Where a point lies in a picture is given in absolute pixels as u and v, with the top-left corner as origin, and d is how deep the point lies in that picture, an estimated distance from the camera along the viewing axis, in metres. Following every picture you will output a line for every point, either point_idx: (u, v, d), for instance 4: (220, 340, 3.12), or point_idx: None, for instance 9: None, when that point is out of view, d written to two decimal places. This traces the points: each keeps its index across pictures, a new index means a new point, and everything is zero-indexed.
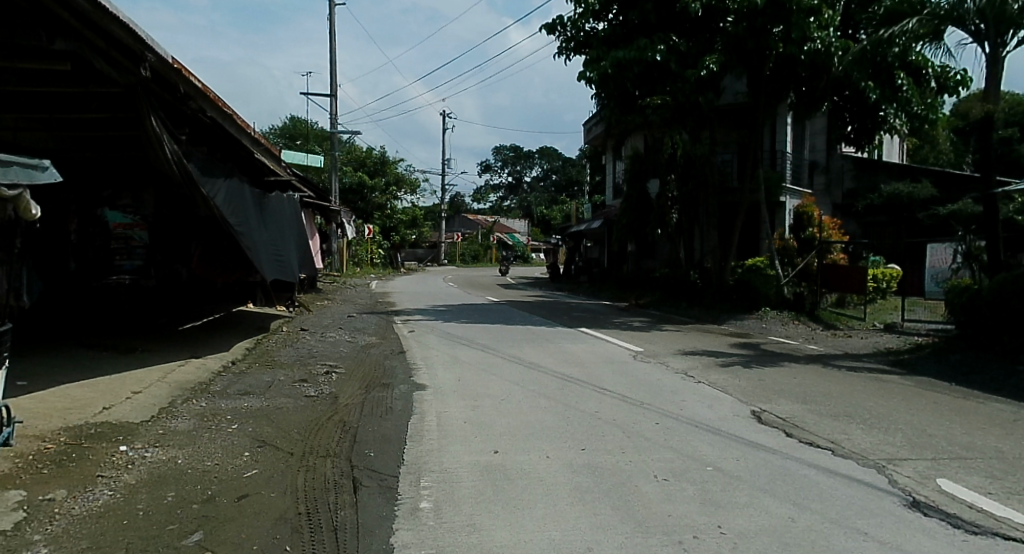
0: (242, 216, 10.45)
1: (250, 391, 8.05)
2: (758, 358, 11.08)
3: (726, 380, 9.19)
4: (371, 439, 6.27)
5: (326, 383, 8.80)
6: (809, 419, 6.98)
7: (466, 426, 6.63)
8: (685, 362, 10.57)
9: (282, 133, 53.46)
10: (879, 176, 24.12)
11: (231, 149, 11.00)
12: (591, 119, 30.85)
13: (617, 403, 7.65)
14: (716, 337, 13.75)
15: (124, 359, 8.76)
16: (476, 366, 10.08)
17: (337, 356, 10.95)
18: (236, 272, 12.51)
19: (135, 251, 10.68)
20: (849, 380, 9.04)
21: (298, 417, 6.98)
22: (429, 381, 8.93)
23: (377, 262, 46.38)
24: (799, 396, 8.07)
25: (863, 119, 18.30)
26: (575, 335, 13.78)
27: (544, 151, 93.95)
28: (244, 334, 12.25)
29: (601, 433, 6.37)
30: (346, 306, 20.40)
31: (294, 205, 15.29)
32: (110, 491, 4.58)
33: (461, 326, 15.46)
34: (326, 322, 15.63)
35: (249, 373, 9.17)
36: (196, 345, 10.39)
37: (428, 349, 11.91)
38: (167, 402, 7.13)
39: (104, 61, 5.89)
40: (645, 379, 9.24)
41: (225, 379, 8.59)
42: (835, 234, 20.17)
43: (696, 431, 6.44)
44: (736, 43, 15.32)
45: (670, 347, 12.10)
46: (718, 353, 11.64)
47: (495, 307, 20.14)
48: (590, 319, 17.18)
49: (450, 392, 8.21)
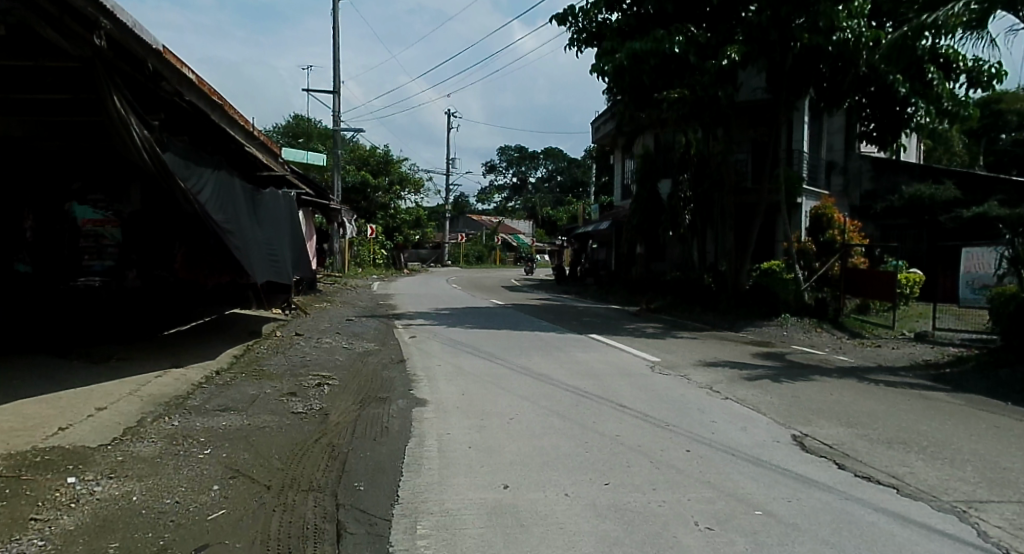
0: (231, 214, 9.67)
1: (231, 407, 7.26)
2: (785, 371, 10.25)
3: (756, 396, 8.37)
4: (362, 468, 5.45)
5: (317, 396, 8.01)
6: (859, 446, 6.16)
7: (471, 453, 5.81)
8: (709, 375, 9.74)
9: (285, 131, 52.79)
10: (898, 177, 23.34)
11: (218, 141, 10.23)
12: (601, 117, 30.06)
13: (640, 425, 6.83)
14: (737, 346, 12.91)
15: (96, 369, 7.99)
16: (481, 378, 9.29)
17: (331, 365, 10.17)
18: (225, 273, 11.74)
19: (106, 250, 10.06)
20: (893, 398, 8.21)
21: (281, 441, 6.16)
22: (429, 396, 8.12)
23: (380, 262, 45.64)
24: (842, 417, 7.25)
25: (888, 115, 17.45)
26: (585, 343, 12.96)
27: (549, 152, 93.23)
28: (233, 340, 11.47)
29: (626, 464, 5.55)
30: (345, 308, 19.63)
31: (289, 203, 14.51)
32: (40, 541, 3.77)
33: (465, 331, 14.65)
34: (322, 326, 14.83)
35: (234, 385, 8.37)
36: (180, 353, 9.61)
37: (430, 358, 11.11)
38: (136, 420, 6.34)
39: (52, 30, 5.08)
40: (667, 394, 8.43)
41: (206, 392, 7.79)
42: (856, 237, 19.27)
43: (736, 462, 5.62)
44: (758, 34, 14.50)
45: (689, 357, 11.28)
46: (742, 364, 10.80)
47: (501, 311, 19.34)
48: (600, 325, 16.36)
49: (452, 410, 7.39)
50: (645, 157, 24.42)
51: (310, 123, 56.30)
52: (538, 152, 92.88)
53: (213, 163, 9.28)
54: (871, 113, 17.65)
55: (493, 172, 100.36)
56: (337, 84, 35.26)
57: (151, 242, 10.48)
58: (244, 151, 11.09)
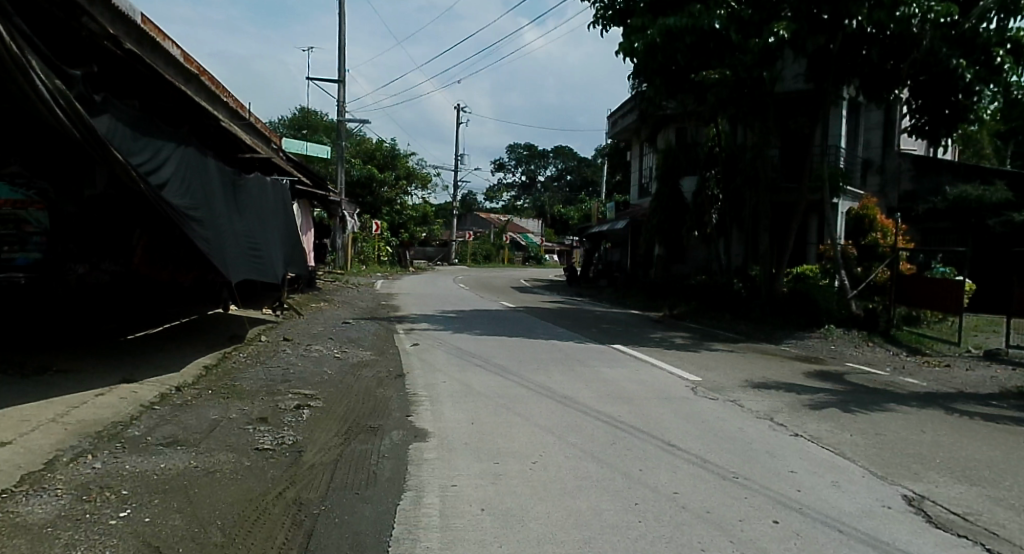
0: (201, 200, 8.24)
1: (180, 440, 5.71)
2: (852, 398, 8.68)
3: (833, 433, 6.78)
4: (333, 547, 3.88)
5: (292, 425, 6.46)
6: (1003, 519, 4.55)
7: (485, 521, 4.25)
8: (764, 402, 8.17)
9: (290, 123, 51.43)
10: (942, 176, 21.88)
11: (188, 113, 8.78)
12: (620, 109, 28.55)
13: (701, 476, 5.27)
14: (783, 363, 11.35)
15: (23, 385, 6.52)
16: (493, 401, 7.77)
17: (317, 381, 8.61)
18: (198, 270, 10.13)
19: (31, 240, 8.15)
20: (1002, 439, 6.64)
21: (231, 495, 4.58)
22: (432, 426, 6.59)
23: (385, 260, 44.16)
24: (955, 467, 5.68)
25: (943, 106, 15.87)
26: (610, 356, 11.40)
27: (559, 150, 91.68)
28: (208, 347, 9.97)
29: (697, 545, 3.98)
30: (343, 309, 18.16)
31: (279, 192, 13.07)
32: None
33: (473, 339, 13.14)
34: (314, 330, 13.33)
35: (192, 408, 6.83)
36: (139, 363, 8.13)
37: (434, 372, 9.56)
38: (44, 461, 4.80)
39: None
40: (721, 427, 6.90)
41: (154, 418, 6.27)
42: (902, 242, 17.61)
43: (850, 546, 4.05)
44: (808, 9, 12.93)
45: (735, 378, 9.72)
46: (798, 388, 9.22)
47: (512, 315, 17.84)
48: (622, 333, 14.83)
49: (461, 450, 5.82)
50: (666, 153, 22.91)
51: (318, 116, 54.99)
52: (548, 150, 91.34)
53: (174, 138, 7.86)
54: (923, 103, 16.09)
55: (502, 170, 98.84)
56: (343, 73, 33.89)
57: (104, 231, 8.83)
58: (220, 129, 9.69)
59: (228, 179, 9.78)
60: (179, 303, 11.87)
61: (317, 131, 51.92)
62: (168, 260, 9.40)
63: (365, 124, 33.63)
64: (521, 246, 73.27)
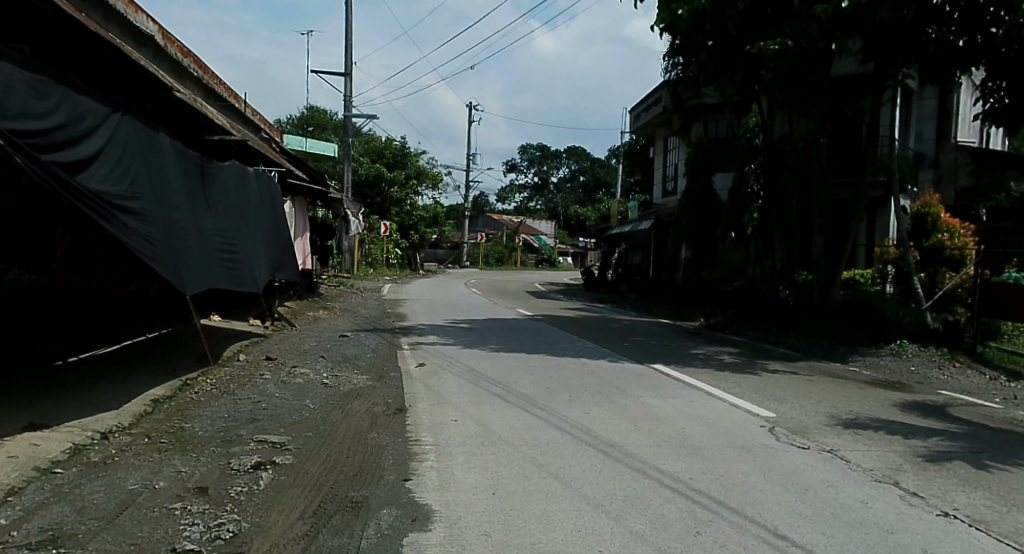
0: (146, 186, 6.38)
1: (61, 535, 3.84)
2: (984, 445, 6.68)
3: (1000, 512, 4.81)
4: None
5: (239, 502, 4.56)
6: None
7: None
8: (873, 454, 6.22)
9: (297, 121, 49.78)
10: (1005, 171, 20.07)
11: (134, 76, 6.99)
12: (647, 101, 26.73)
13: None
14: (863, 390, 9.39)
15: None
16: (518, 453, 5.89)
17: (293, 420, 6.76)
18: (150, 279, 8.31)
19: None
20: None
21: None
22: (438, 502, 4.69)
23: (394, 262, 42.25)
24: None
25: None
26: (653, 380, 9.53)
27: (572, 150, 89.84)
28: (166, 373, 8.18)
29: None
30: (344, 318, 16.42)
31: (264, 185, 11.29)
32: None
33: (487, 356, 11.31)
34: (305, 346, 11.56)
35: (110, 470, 4.98)
36: (63, 400, 6.38)
37: (442, 405, 7.72)
38: None
39: None
40: (840, 501, 4.97)
41: (40, 493, 4.41)
42: (971, 244, 15.48)
43: None
44: None
45: (817, 413, 7.76)
46: (903, 428, 7.25)
47: (532, 324, 16.03)
48: (659, 349, 12.95)
49: (480, 551, 3.90)
50: (697, 147, 21.05)
51: (327, 114, 53.53)
52: (561, 150, 89.57)
53: (106, 102, 6.03)
54: (1005, 84, 14.19)
55: (515, 170, 96.96)
56: (350, 66, 32.38)
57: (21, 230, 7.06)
58: (179, 102, 7.91)
59: (193, 165, 7.96)
60: (141, 318, 10.14)
61: (325, 130, 50.51)
62: (102, 267, 7.61)
63: (373, 120, 31.97)
64: (534, 247, 71.27)
